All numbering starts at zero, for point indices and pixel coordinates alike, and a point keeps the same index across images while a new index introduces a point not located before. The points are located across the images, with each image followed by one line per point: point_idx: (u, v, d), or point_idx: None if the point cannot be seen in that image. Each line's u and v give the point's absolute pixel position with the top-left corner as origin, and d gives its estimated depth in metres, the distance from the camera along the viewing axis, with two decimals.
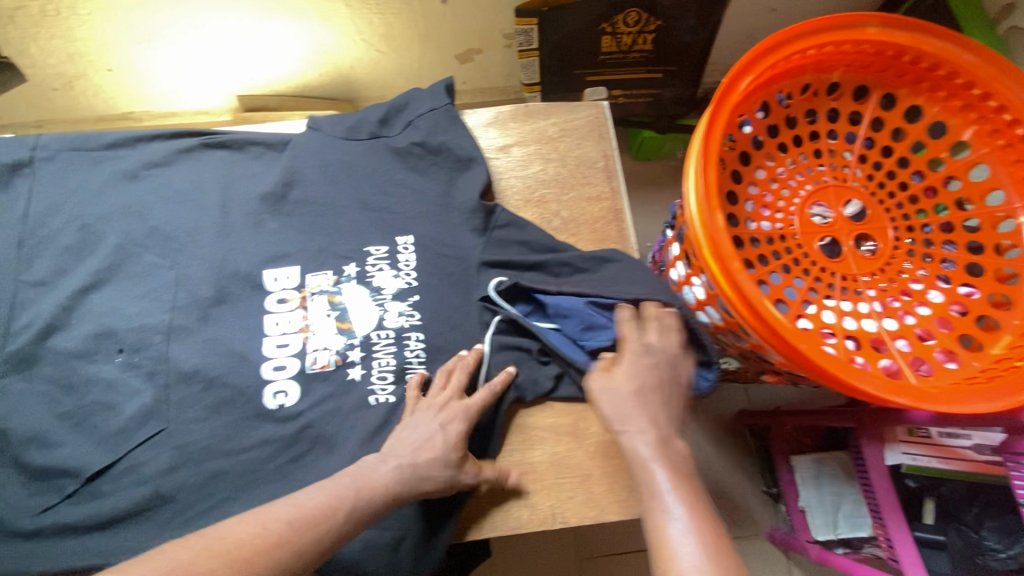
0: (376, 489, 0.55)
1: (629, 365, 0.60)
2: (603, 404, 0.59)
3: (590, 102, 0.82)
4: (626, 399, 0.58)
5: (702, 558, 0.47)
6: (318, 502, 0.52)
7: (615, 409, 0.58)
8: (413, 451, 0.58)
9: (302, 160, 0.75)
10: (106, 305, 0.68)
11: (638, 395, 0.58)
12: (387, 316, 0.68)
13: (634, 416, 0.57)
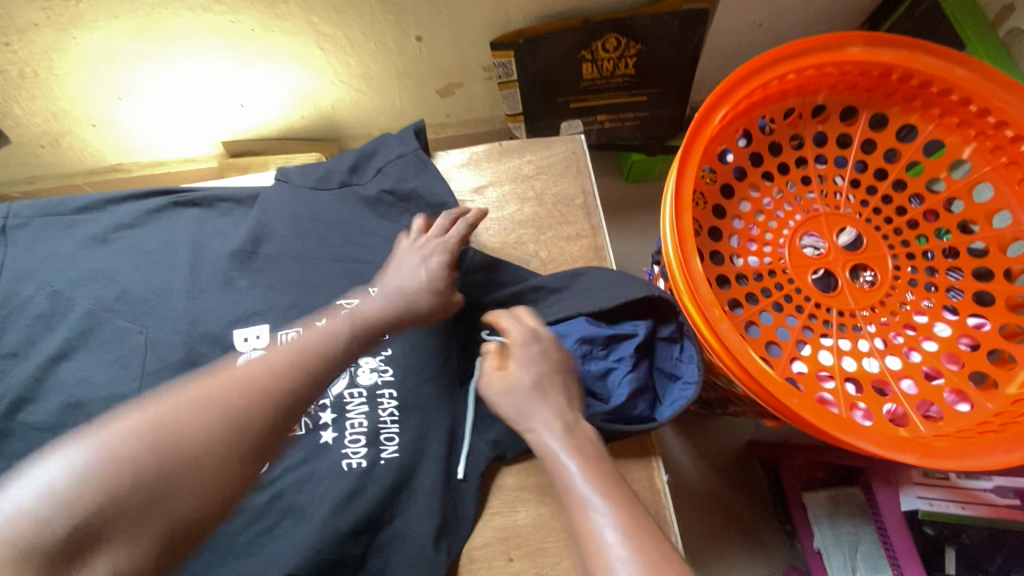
0: (368, 321, 0.55)
1: (519, 358, 0.56)
2: (501, 405, 0.54)
3: (566, 136, 0.80)
4: (522, 393, 0.53)
5: (625, 539, 0.41)
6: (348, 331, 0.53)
7: (516, 405, 0.53)
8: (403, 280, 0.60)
9: (271, 213, 0.73)
10: (75, 375, 0.67)
11: (536, 386, 0.54)
12: (359, 373, 0.65)
13: (533, 405, 0.53)
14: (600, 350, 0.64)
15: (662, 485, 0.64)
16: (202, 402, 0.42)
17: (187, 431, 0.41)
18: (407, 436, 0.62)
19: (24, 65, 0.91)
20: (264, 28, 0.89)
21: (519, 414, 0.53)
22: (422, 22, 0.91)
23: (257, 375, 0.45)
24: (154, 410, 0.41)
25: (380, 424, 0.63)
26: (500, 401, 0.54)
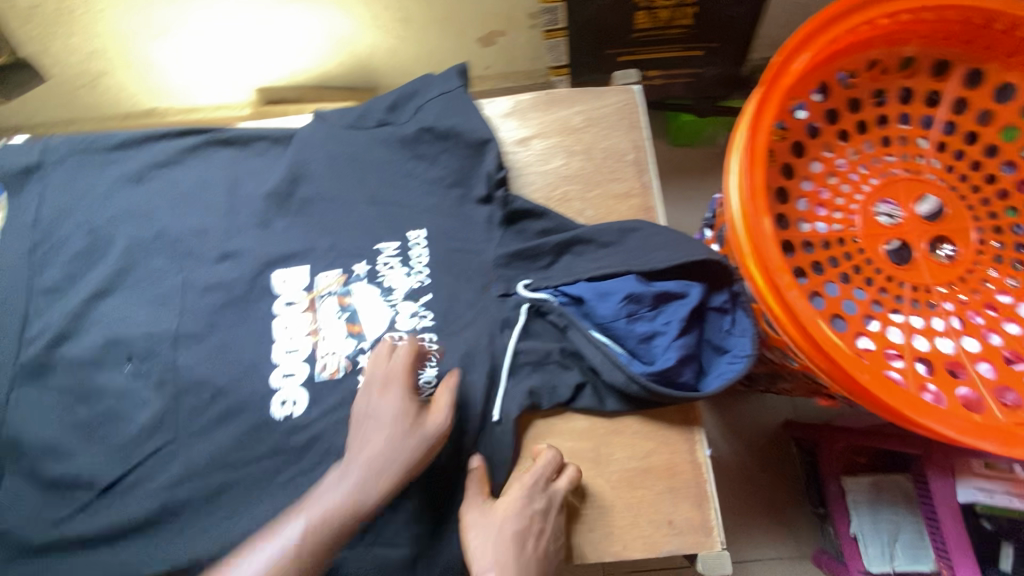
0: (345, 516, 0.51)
1: (509, 503, 0.54)
2: (474, 545, 0.52)
3: (619, 86, 0.74)
4: (485, 539, 0.52)
5: None
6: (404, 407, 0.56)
7: (484, 549, 0.52)
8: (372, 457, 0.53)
9: (310, 158, 0.72)
10: (116, 313, 0.67)
11: (512, 538, 0.52)
12: (399, 317, 0.67)
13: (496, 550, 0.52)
14: (647, 310, 0.61)
15: (705, 459, 0.61)
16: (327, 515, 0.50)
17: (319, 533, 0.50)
18: (444, 381, 0.62)
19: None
20: None
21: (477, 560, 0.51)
22: None
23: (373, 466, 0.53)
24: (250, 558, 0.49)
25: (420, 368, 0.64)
26: (473, 536, 0.53)
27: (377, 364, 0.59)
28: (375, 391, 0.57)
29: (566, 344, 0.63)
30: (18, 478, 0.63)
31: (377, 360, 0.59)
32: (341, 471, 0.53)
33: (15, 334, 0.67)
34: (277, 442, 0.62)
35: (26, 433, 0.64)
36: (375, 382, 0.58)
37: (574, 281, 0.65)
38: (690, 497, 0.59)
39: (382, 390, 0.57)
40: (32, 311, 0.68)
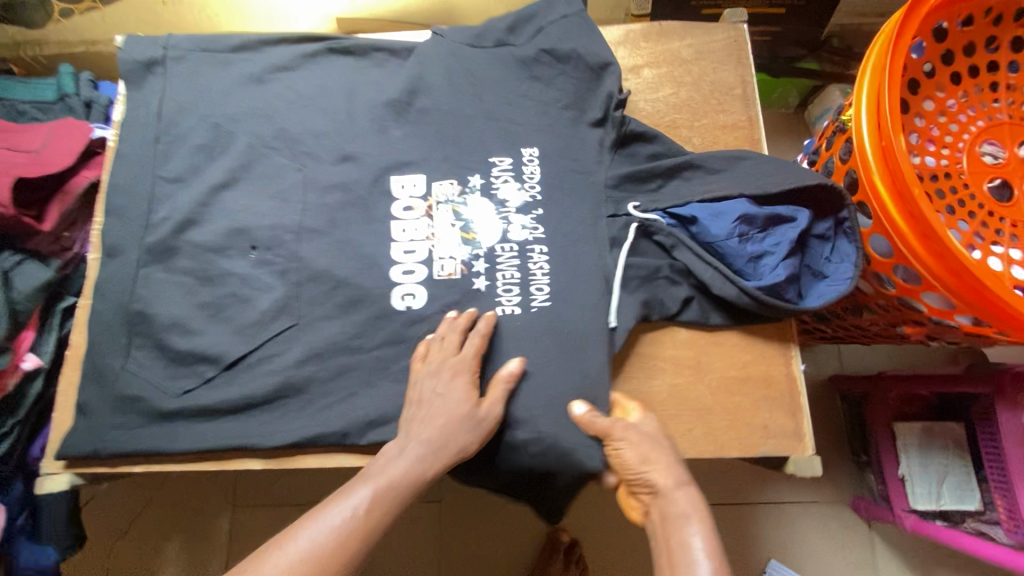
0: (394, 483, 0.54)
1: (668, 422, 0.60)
2: (650, 448, 0.56)
3: (727, 24, 0.76)
4: (656, 452, 0.56)
5: None
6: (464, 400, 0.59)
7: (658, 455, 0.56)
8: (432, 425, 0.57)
9: (428, 71, 0.74)
10: (240, 204, 0.70)
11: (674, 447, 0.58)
12: (511, 230, 0.68)
13: (668, 460, 0.55)
14: (756, 233, 0.63)
15: (799, 373, 0.65)
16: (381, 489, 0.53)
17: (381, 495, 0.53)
18: (557, 286, 0.65)
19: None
20: None
21: (654, 471, 0.55)
22: None
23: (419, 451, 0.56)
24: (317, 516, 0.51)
25: (531, 275, 0.66)
26: (649, 444, 0.56)
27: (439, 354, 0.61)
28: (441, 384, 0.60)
29: (673, 262, 0.66)
30: (144, 350, 0.65)
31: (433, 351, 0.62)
32: (395, 452, 0.56)
33: (141, 217, 0.69)
34: (397, 331, 0.65)
35: (152, 308, 0.66)
36: (439, 370, 0.60)
37: (683, 205, 0.67)
38: (784, 407, 0.63)
39: (434, 378, 0.60)
40: (156, 196, 0.70)
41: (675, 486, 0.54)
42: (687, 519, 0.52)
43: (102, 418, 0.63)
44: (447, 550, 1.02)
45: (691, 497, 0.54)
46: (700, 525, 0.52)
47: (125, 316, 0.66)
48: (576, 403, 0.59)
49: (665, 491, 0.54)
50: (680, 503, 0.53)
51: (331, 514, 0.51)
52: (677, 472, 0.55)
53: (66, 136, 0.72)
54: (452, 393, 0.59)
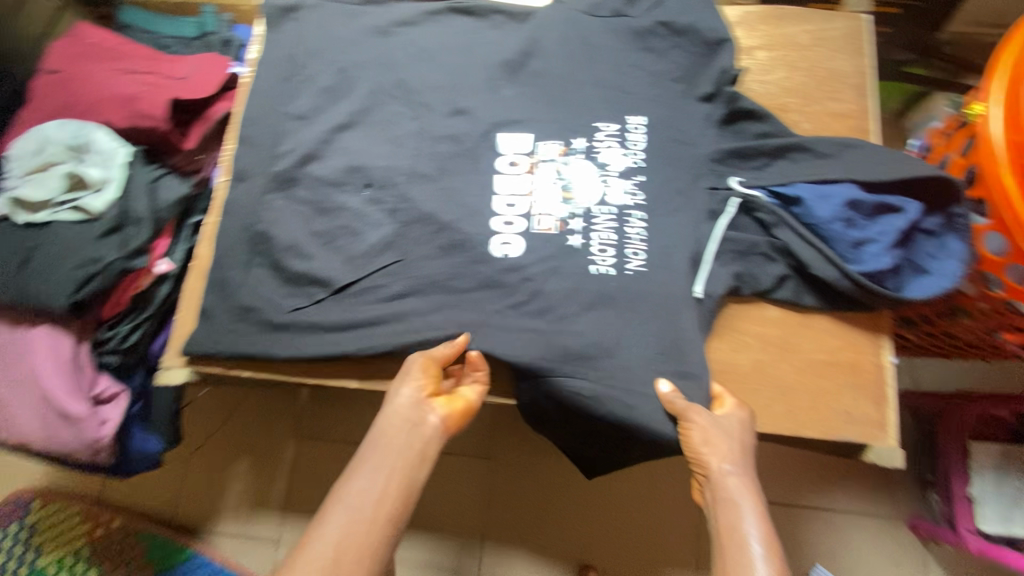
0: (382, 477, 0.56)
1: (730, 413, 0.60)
2: (709, 432, 0.58)
3: (848, 13, 0.75)
4: (718, 439, 0.58)
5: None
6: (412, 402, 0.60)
7: (716, 438, 0.58)
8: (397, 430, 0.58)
9: (544, 34, 0.76)
10: (358, 145, 0.74)
11: (734, 432, 0.59)
12: (610, 193, 0.69)
13: (727, 446, 0.58)
14: (863, 219, 0.63)
15: (889, 364, 0.64)
16: (366, 491, 0.55)
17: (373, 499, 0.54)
18: (654, 251, 0.66)
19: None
20: None
21: (711, 457, 0.57)
22: None
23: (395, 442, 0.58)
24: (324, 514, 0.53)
25: (627, 239, 0.67)
26: (706, 429, 0.58)
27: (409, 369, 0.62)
28: (411, 396, 0.60)
29: (773, 240, 0.66)
30: (261, 268, 0.71)
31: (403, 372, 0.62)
32: (372, 459, 0.57)
33: (266, 147, 0.74)
34: (492, 277, 0.68)
35: (272, 230, 0.72)
36: (403, 383, 0.61)
37: (789, 184, 0.66)
38: (870, 395, 0.63)
39: (405, 387, 0.61)
40: (282, 130, 0.75)
41: (727, 472, 0.57)
42: (738, 506, 0.55)
43: (222, 322, 0.69)
44: (492, 504, 1.06)
45: (741, 486, 0.56)
46: (747, 511, 0.55)
47: (248, 235, 0.72)
48: (662, 380, 0.61)
49: (718, 476, 0.57)
50: (733, 489, 0.56)
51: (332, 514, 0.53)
52: (733, 460, 0.57)
53: (209, 68, 0.78)
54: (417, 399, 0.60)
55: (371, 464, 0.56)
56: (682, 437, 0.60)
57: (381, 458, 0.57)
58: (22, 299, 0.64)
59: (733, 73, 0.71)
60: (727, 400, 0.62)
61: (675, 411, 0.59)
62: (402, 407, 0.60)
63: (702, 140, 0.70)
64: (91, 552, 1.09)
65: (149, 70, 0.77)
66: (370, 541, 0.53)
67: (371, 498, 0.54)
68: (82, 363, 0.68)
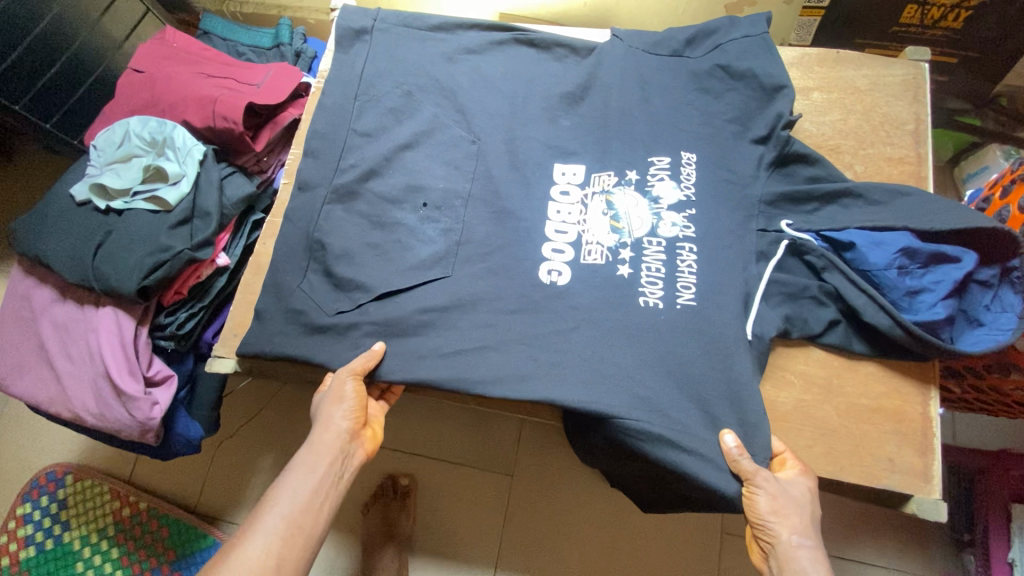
0: (308, 494, 0.60)
1: (795, 479, 0.60)
2: (775, 501, 0.58)
3: (908, 61, 0.76)
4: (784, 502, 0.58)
5: None
6: (341, 424, 0.64)
7: (782, 507, 0.58)
8: (328, 449, 0.62)
9: (604, 71, 0.79)
10: (418, 164, 0.78)
11: (799, 499, 0.59)
12: (661, 225, 0.71)
13: (796, 517, 0.58)
14: (917, 268, 0.62)
15: (936, 416, 0.63)
16: (301, 509, 0.59)
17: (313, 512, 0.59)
18: (703, 286, 0.67)
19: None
20: None
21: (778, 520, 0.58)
22: None
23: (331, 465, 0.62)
24: (249, 530, 0.57)
25: (676, 273, 0.68)
26: (771, 497, 0.58)
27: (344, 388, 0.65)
28: (345, 419, 0.65)
29: (824, 285, 0.66)
30: (316, 273, 0.74)
31: (338, 391, 0.65)
32: (302, 473, 0.61)
33: (328, 159, 0.78)
34: (536, 304, 0.70)
35: (330, 238, 0.75)
36: (339, 405, 0.64)
37: (842, 227, 0.66)
38: (915, 445, 0.62)
39: (339, 411, 0.64)
40: (348, 146, 0.79)
41: (797, 544, 0.57)
42: None
43: (274, 323, 0.72)
44: (509, 521, 1.06)
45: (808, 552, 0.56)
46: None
47: (306, 240, 0.75)
48: (726, 434, 0.60)
49: (787, 547, 0.57)
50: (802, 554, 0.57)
51: (261, 529, 0.57)
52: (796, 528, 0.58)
53: (282, 77, 0.83)
54: (350, 421, 0.65)
55: (303, 484, 0.60)
56: (746, 501, 0.59)
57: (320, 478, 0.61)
58: (94, 279, 0.68)
59: (788, 118, 0.71)
60: (789, 461, 0.61)
61: (739, 471, 0.59)
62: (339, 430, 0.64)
63: (752, 178, 0.71)
64: (115, 531, 1.11)
65: (227, 76, 0.81)
66: (300, 548, 0.57)
67: (306, 518, 0.59)
68: (138, 347, 0.71)
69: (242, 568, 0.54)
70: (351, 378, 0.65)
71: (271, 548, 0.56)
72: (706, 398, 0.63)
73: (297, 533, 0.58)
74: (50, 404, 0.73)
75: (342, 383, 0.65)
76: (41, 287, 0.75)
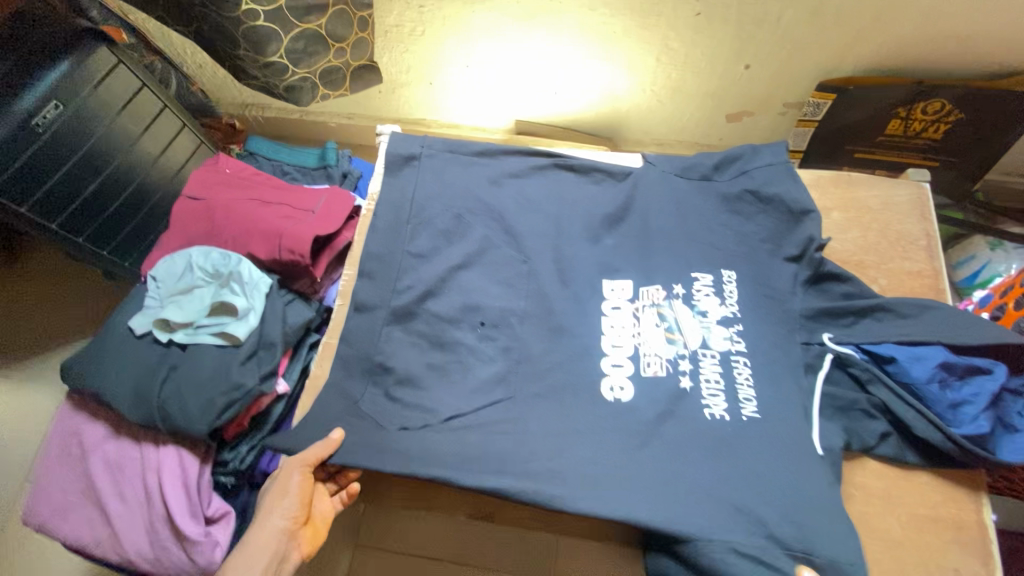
0: None
1: None
2: None
3: (911, 181, 0.85)
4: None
5: None
6: (277, 520, 0.66)
7: None
8: (258, 548, 0.64)
9: (641, 192, 0.86)
10: (473, 285, 0.82)
11: None
12: (711, 338, 0.75)
13: None
14: (955, 380, 0.68)
15: (989, 522, 0.67)
16: None
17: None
18: (757, 402, 0.71)
19: (418, 24, 1.11)
20: (624, 33, 1.05)
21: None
22: (758, 52, 1.04)
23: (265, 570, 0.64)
24: None
25: (733, 388, 0.72)
26: None
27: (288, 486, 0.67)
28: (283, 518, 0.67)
29: (874, 399, 0.70)
30: (376, 397, 0.75)
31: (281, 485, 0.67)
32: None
33: (385, 280, 0.81)
34: (600, 422, 0.72)
35: (391, 362, 0.77)
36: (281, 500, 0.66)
37: (880, 340, 0.72)
38: (977, 553, 0.66)
39: (281, 505, 0.67)
40: (402, 267, 0.82)
41: None
42: None
43: None
44: None
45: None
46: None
47: (367, 363, 0.77)
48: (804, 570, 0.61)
49: None
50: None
51: None
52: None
53: (335, 200, 0.87)
54: (289, 516, 0.67)
55: None
56: None
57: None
58: (160, 418, 0.68)
59: (817, 238, 0.78)
60: None
61: None
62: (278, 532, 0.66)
63: (789, 293, 0.76)
64: None
65: (283, 202, 0.85)
66: None
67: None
68: (200, 486, 0.70)
69: None
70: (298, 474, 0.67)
71: None
72: (775, 517, 0.64)
73: None
74: (97, 546, 0.71)
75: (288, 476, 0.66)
76: (93, 421, 0.74)
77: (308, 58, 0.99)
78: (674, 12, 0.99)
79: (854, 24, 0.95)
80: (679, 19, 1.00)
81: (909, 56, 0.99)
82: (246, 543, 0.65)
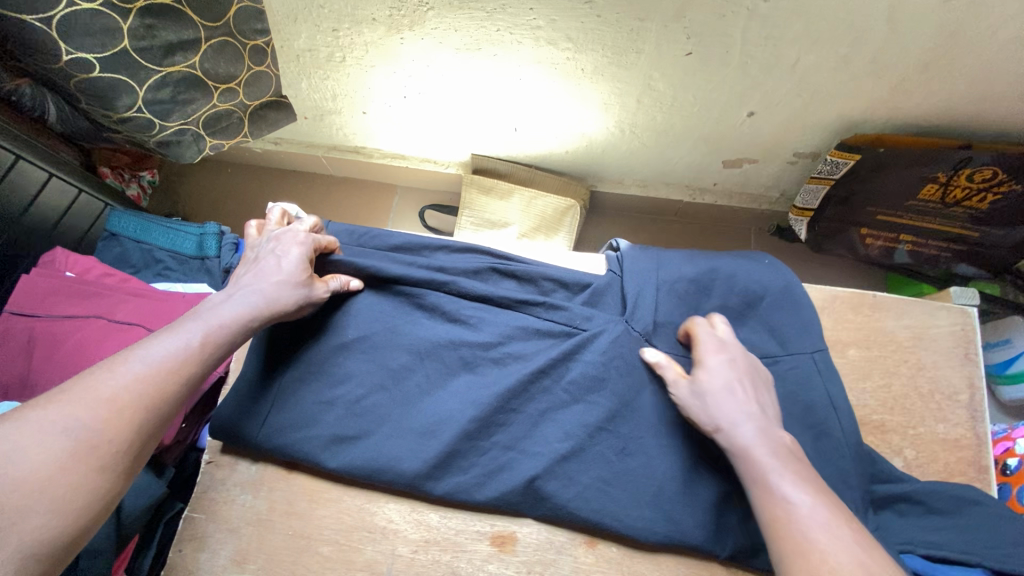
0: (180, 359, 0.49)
1: None
2: None
3: (954, 306, 0.65)
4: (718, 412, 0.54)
5: None
6: (253, 303, 0.56)
7: None
8: (263, 303, 0.57)
9: (595, 314, 0.66)
10: (373, 434, 0.61)
11: None
12: (685, 521, 0.56)
13: None
14: None
15: None
16: (170, 375, 0.47)
17: (12, 490, 0.37)
18: None
19: (336, 50, 0.84)
20: (596, 71, 0.81)
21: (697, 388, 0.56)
22: (765, 99, 0.81)
23: (113, 397, 0.44)
24: (78, 399, 0.43)
25: (719, 529, 0.56)
26: None
27: (274, 273, 0.59)
28: (299, 268, 0.61)
29: None
30: None
31: (275, 261, 0.60)
32: (168, 347, 0.49)
33: (255, 429, 0.62)
34: None
35: (263, 552, 0.59)
36: (290, 258, 0.61)
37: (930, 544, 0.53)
38: None
39: (288, 261, 0.61)
40: (288, 408, 0.63)
41: None
42: None
43: None
44: None
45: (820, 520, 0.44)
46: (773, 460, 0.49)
47: (234, 555, 0.59)
48: None
49: None
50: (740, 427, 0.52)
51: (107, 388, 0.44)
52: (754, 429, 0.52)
53: None
54: (302, 269, 0.61)
55: (170, 352, 0.49)
56: None
57: (117, 393, 0.44)
58: None
59: (839, 394, 0.59)
60: None
61: None
62: (192, 342, 0.50)
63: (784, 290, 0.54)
64: None
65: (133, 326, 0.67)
66: (144, 432, 0.45)
67: (176, 373, 0.48)
68: None
69: (66, 429, 0.41)
70: (307, 251, 0.63)
71: (119, 406, 0.44)
72: None
73: (156, 394, 0.46)
74: None
75: (276, 268, 0.60)
76: None
77: (180, 108, 0.81)
78: (659, 50, 0.75)
79: (892, 75, 0.73)
80: (666, 58, 0.76)
81: (958, 112, 0.77)
82: (252, 297, 0.57)
